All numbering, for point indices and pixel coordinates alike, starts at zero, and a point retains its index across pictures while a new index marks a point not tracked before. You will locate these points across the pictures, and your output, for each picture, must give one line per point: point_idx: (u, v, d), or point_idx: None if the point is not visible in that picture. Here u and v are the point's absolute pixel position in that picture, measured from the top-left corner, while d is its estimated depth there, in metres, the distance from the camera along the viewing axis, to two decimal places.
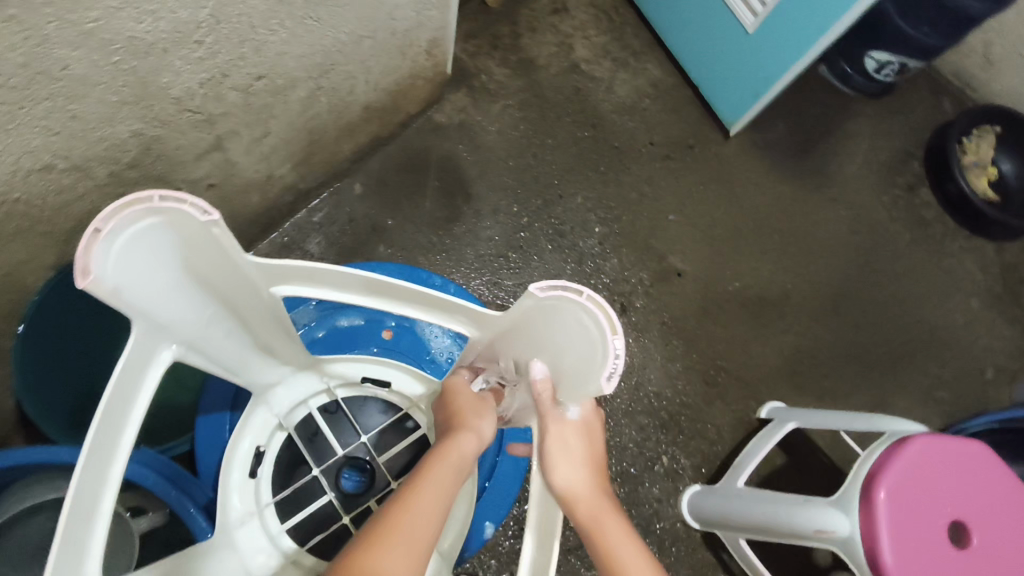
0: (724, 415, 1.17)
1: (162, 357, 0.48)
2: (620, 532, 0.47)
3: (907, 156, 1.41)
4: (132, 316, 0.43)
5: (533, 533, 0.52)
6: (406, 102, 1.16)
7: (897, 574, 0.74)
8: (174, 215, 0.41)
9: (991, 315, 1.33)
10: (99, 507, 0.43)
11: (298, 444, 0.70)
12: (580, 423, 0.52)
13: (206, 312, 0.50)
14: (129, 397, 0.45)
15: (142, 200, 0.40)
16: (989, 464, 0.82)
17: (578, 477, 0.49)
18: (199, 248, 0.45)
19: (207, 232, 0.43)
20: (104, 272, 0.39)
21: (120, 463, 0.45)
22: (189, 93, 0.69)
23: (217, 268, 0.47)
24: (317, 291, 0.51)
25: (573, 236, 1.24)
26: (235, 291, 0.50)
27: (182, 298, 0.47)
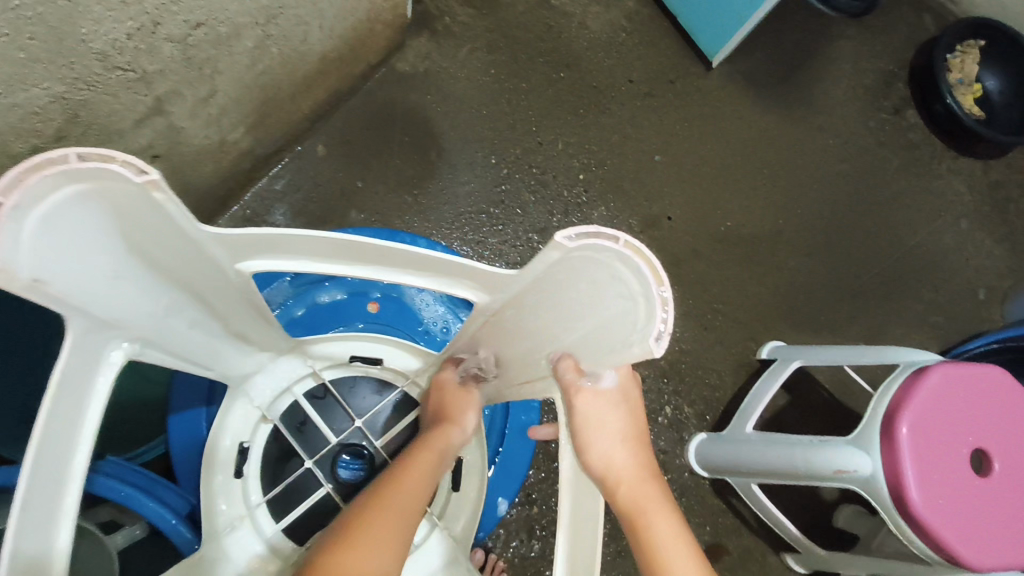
0: (724, 359, 1.14)
1: (111, 358, 0.40)
2: (663, 519, 0.46)
3: (892, 77, 1.35)
4: (63, 310, 0.35)
5: (565, 530, 0.49)
6: (365, 51, 1.06)
7: (925, 510, 0.71)
8: (101, 179, 0.33)
9: (982, 235, 1.30)
10: (54, 546, 0.35)
11: (285, 435, 0.64)
12: (619, 397, 0.50)
13: (159, 299, 0.42)
14: (76, 409, 0.37)
15: (55, 161, 0.31)
16: (1007, 388, 0.79)
17: (618, 458, 0.48)
18: (138, 219, 0.37)
19: (147, 197, 0.35)
20: (15, 256, 0.31)
21: (76, 489, 0.37)
22: (116, 47, 0.58)
23: (166, 244, 0.39)
24: (293, 265, 0.44)
25: (555, 186, 1.16)
26: (191, 271, 0.42)
27: (125, 284, 0.39)
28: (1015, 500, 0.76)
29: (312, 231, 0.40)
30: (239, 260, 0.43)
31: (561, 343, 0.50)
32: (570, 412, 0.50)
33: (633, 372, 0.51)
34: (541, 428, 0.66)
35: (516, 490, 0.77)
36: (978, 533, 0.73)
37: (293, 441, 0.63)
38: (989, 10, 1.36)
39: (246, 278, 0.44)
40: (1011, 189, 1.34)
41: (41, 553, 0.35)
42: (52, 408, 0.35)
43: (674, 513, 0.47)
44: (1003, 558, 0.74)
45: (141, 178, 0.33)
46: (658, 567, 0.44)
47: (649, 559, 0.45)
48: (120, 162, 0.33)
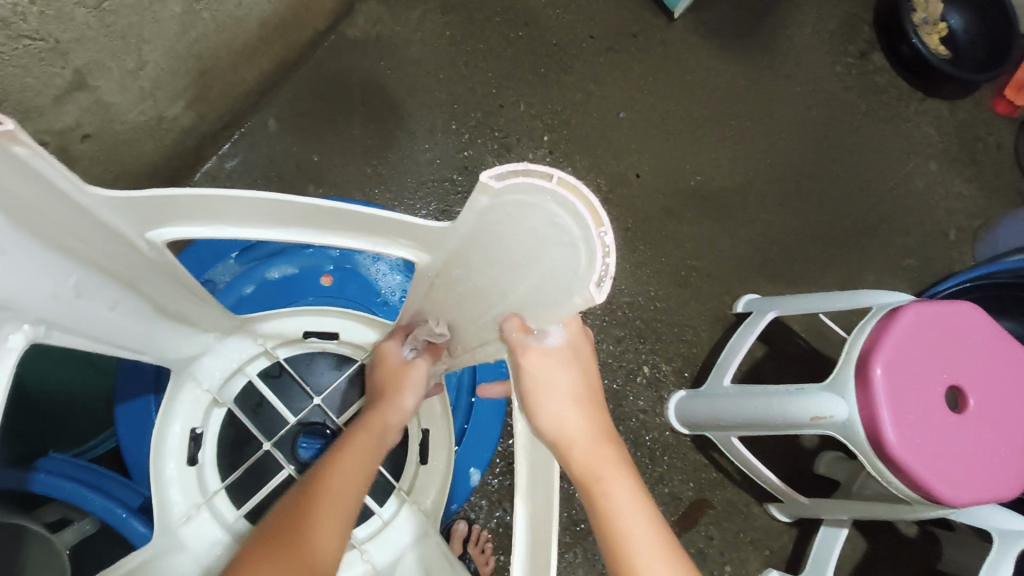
0: (700, 315, 1.13)
1: (11, 342, 0.34)
2: (620, 481, 0.45)
3: (857, 20, 1.33)
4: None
5: (524, 496, 0.47)
6: (310, 16, 1.00)
7: (901, 450, 0.71)
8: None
9: (952, 176, 1.29)
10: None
11: (240, 418, 0.62)
12: (570, 356, 0.48)
13: (64, 277, 0.38)
14: None
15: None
16: (977, 322, 0.79)
17: (570, 419, 0.47)
18: (11, 186, 0.32)
19: (7, 153, 0.31)
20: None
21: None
22: (17, 13, 0.54)
23: (52, 214, 0.35)
24: (209, 231, 0.42)
25: (520, 149, 1.13)
26: (92, 242, 0.39)
27: (16, 260, 0.34)
28: (990, 434, 0.76)
29: (243, 191, 0.38)
30: (149, 228, 0.40)
31: (508, 301, 0.47)
32: (518, 376, 0.48)
33: (583, 328, 0.49)
34: (491, 387, 0.59)
35: (488, 458, 0.75)
36: (955, 469, 0.73)
37: (249, 423, 0.61)
38: None
39: (159, 247, 0.42)
40: (979, 127, 1.33)
41: None
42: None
43: (630, 477, 0.46)
44: (981, 491, 0.74)
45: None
46: (613, 531, 0.44)
47: (605, 523, 0.44)
48: None
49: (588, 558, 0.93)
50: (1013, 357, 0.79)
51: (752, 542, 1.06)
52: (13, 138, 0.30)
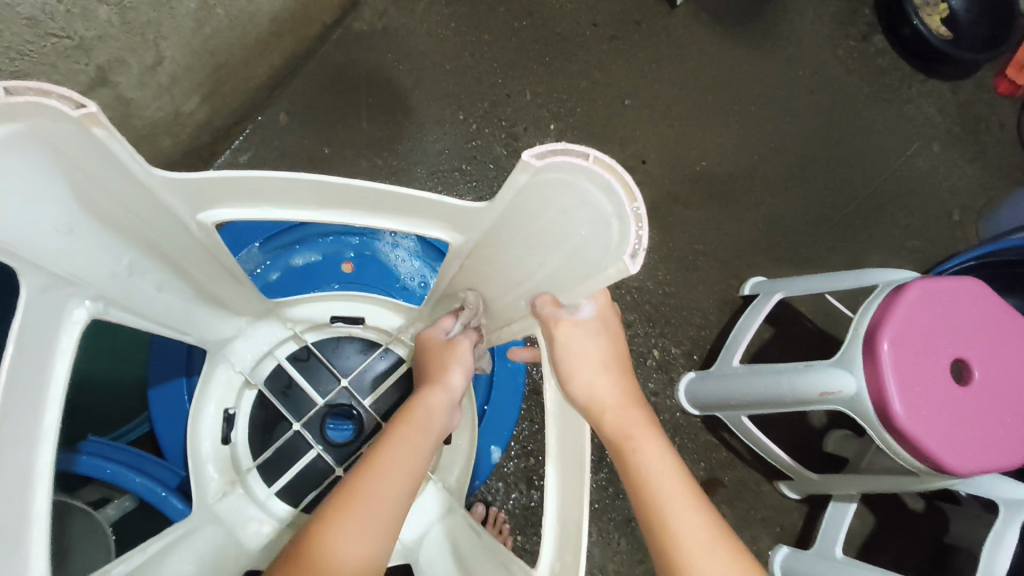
0: (708, 298, 1.15)
1: (74, 316, 0.38)
2: (650, 439, 0.49)
3: (858, 4, 1.34)
4: (18, 262, 0.34)
5: (554, 461, 0.51)
6: (318, 10, 1.02)
7: (909, 421, 0.73)
8: (36, 118, 0.32)
9: (954, 156, 1.31)
10: (31, 507, 0.33)
11: (270, 399, 0.64)
12: (601, 327, 0.52)
13: (121, 256, 0.42)
14: (42, 363, 0.35)
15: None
16: (984, 299, 0.80)
17: (600, 385, 0.51)
18: (83, 164, 0.36)
19: (88, 135, 0.34)
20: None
21: (50, 451, 0.35)
22: (45, 12, 0.56)
23: (118, 194, 0.39)
24: (257, 213, 0.44)
25: (527, 138, 1.14)
26: (148, 224, 0.42)
27: (80, 238, 0.38)
28: (995, 406, 0.78)
29: (286, 172, 0.40)
30: (200, 210, 0.43)
31: (536, 282, 0.51)
32: (551, 344, 0.51)
33: (609, 303, 0.53)
34: (520, 349, 0.65)
35: (508, 436, 0.78)
36: (961, 440, 0.75)
37: (278, 404, 0.63)
38: None
39: (209, 230, 0.44)
40: (981, 108, 1.34)
41: (14, 518, 0.32)
42: (12, 365, 0.33)
43: (658, 436, 0.49)
44: (987, 461, 0.76)
45: (79, 112, 0.32)
46: (645, 483, 0.47)
47: (636, 475, 0.47)
48: (56, 97, 0.32)
49: (603, 537, 0.95)
50: (1017, 331, 0.81)
51: (763, 519, 1.08)
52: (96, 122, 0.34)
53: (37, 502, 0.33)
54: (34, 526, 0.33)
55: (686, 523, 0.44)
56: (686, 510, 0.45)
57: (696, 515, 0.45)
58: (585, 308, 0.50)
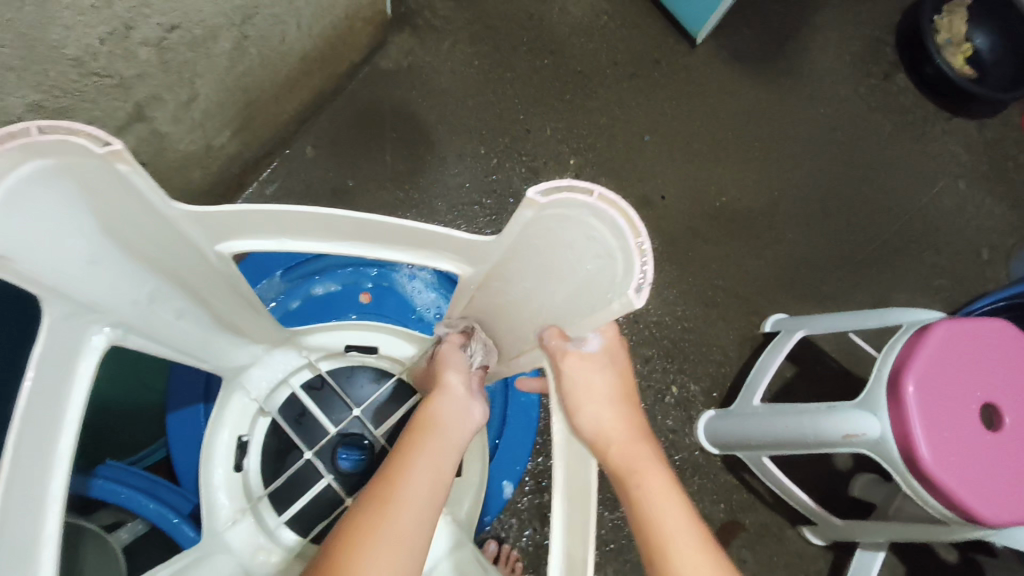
0: (729, 334, 1.13)
1: (94, 342, 0.39)
2: (655, 475, 0.48)
3: (879, 43, 1.34)
4: (40, 288, 0.35)
5: (561, 496, 0.49)
6: (347, 49, 1.06)
7: (936, 467, 0.70)
8: (66, 155, 0.33)
9: (981, 194, 1.29)
10: (42, 529, 0.34)
11: (284, 428, 0.63)
12: (608, 361, 0.52)
13: (144, 284, 0.43)
14: (60, 388, 0.36)
15: (16, 138, 0.31)
16: (1014, 342, 0.78)
17: (607, 419, 0.50)
18: (109, 197, 0.37)
19: (112, 170, 0.35)
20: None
21: (64, 472, 0.35)
22: (89, 53, 0.59)
23: (142, 226, 0.40)
24: (273, 244, 0.45)
25: (547, 172, 1.16)
26: (169, 254, 0.43)
27: (103, 268, 0.39)
28: None
29: (306, 207, 0.41)
30: (218, 240, 0.43)
31: (546, 314, 0.51)
32: (558, 378, 0.51)
33: (617, 336, 0.53)
34: (529, 379, 0.64)
35: (520, 471, 0.77)
36: (993, 488, 0.72)
37: (291, 433, 0.63)
38: None
39: (227, 261, 0.45)
40: (1009, 146, 1.33)
41: (24, 545, 0.32)
42: (32, 388, 0.34)
43: (665, 473, 0.48)
44: (1022, 511, 0.73)
45: (105, 148, 0.33)
46: (648, 521, 0.45)
47: (643, 511, 0.46)
48: (84, 136, 0.33)
49: None
50: None
51: (786, 565, 1.04)
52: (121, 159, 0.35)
53: (48, 524, 0.34)
54: (42, 556, 0.33)
55: (692, 568, 0.43)
56: (690, 551, 0.44)
57: (701, 560, 0.43)
58: (592, 343, 0.50)
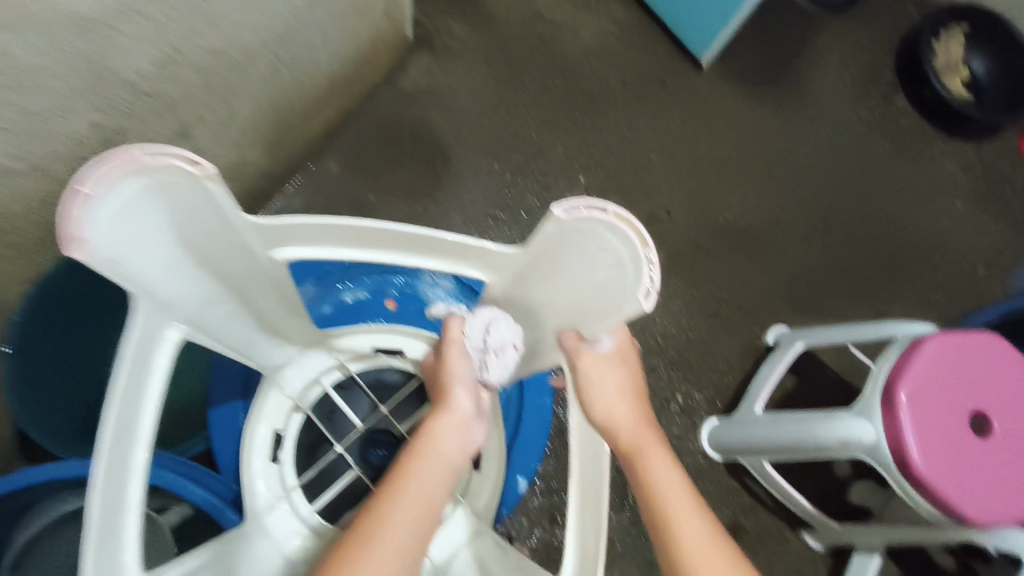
0: (732, 345, 1.18)
1: (168, 335, 0.45)
2: (660, 456, 0.53)
3: (878, 66, 1.39)
4: (129, 289, 0.40)
5: (576, 488, 0.55)
6: (370, 70, 1.11)
7: (927, 471, 0.74)
8: (164, 175, 0.39)
9: (977, 213, 1.34)
10: (127, 498, 0.41)
11: (316, 423, 0.68)
12: (622, 360, 0.57)
13: (207, 287, 0.48)
14: (143, 378, 0.43)
15: (128, 160, 0.37)
16: (1003, 354, 0.82)
17: (618, 409, 0.55)
18: (191, 208, 0.42)
19: (201, 188, 0.40)
20: (97, 235, 0.36)
21: (145, 451, 0.43)
22: (144, 77, 0.64)
23: (214, 236, 0.45)
24: (321, 252, 0.50)
25: (558, 188, 1.21)
26: (231, 260, 0.48)
27: (178, 272, 0.44)
28: (1017, 459, 0.79)
29: (354, 220, 0.47)
30: (274, 246, 0.49)
31: (562, 318, 0.56)
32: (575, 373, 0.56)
33: (627, 336, 0.58)
34: None
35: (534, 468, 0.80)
36: (981, 492, 0.76)
37: (322, 428, 0.68)
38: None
39: (280, 266, 0.51)
40: (1004, 167, 1.38)
41: (115, 510, 0.40)
42: (123, 381, 0.40)
43: (668, 454, 0.53)
44: (1008, 514, 0.77)
45: (197, 169, 0.39)
46: (652, 495, 0.51)
47: (648, 493, 0.51)
48: (181, 159, 0.39)
49: None
50: None
51: (787, 569, 1.07)
52: (211, 180, 0.40)
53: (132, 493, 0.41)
54: (128, 517, 0.41)
55: (691, 536, 0.48)
56: (690, 520, 0.49)
57: (699, 529, 0.49)
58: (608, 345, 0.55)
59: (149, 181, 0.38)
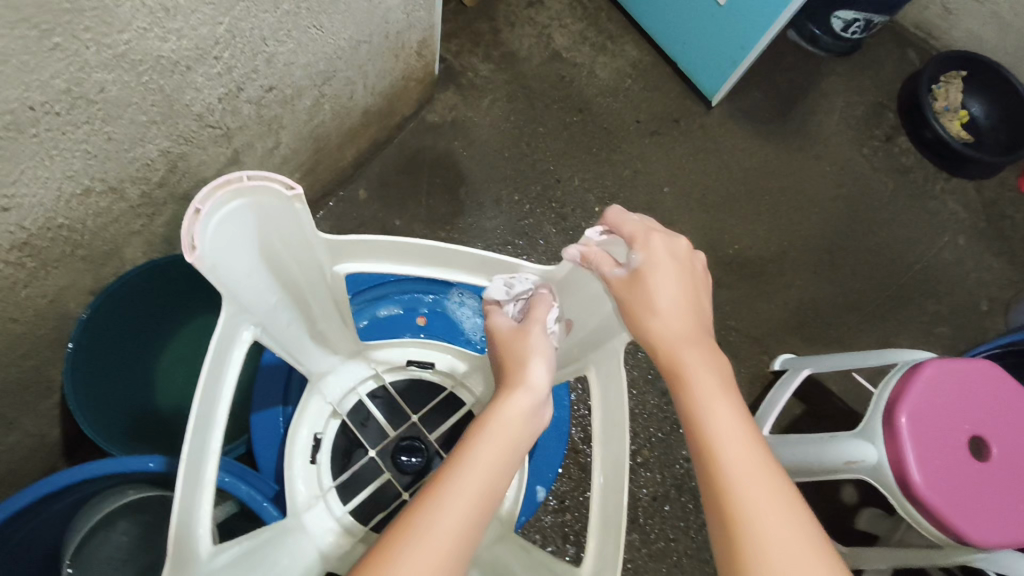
0: (740, 372, 1.22)
1: (244, 336, 0.52)
2: (702, 374, 0.48)
3: (881, 108, 1.46)
4: (221, 295, 0.47)
5: (600, 468, 0.60)
6: (400, 105, 1.19)
7: (929, 491, 0.78)
8: (261, 195, 0.47)
9: (980, 249, 1.38)
10: (205, 476, 0.49)
11: (352, 429, 0.74)
12: (667, 261, 0.54)
13: (277, 296, 0.55)
14: (221, 373, 0.50)
15: (234, 182, 0.45)
16: (1000, 380, 0.86)
17: (665, 326, 0.51)
18: (275, 223, 0.49)
19: (289, 207, 0.48)
20: (205, 248, 0.44)
21: (218, 435, 0.50)
22: (210, 110, 0.71)
23: (291, 249, 0.53)
24: (374, 267, 0.58)
25: (575, 218, 1.27)
26: (300, 272, 0.55)
27: (258, 282, 0.51)
28: (1015, 481, 0.82)
29: (405, 238, 0.55)
30: (338, 261, 0.57)
31: (587, 331, 0.62)
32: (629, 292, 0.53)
33: (689, 257, 0.55)
34: None
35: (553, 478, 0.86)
36: (981, 513, 0.79)
37: (358, 433, 0.74)
38: (968, 44, 1.49)
39: (339, 280, 0.58)
40: (1005, 206, 1.43)
41: (196, 484, 0.48)
42: (209, 372, 0.48)
43: (713, 373, 0.48)
44: (1008, 534, 0.80)
45: (291, 192, 0.47)
46: (697, 418, 0.45)
47: (700, 425, 0.45)
48: (277, 181, 0.47)
49: None
50: None
51: None
52: (298, 201, 0.48)
53: (208, 473, 0.49)
54: (203, 490, 0.49)
55: (741, 455, 0.43)
56: (739, 443, 0.43)
57: (752, 452, 0.43)
58: (637, 259, 0.53)
59: (248, 200, 0.46)
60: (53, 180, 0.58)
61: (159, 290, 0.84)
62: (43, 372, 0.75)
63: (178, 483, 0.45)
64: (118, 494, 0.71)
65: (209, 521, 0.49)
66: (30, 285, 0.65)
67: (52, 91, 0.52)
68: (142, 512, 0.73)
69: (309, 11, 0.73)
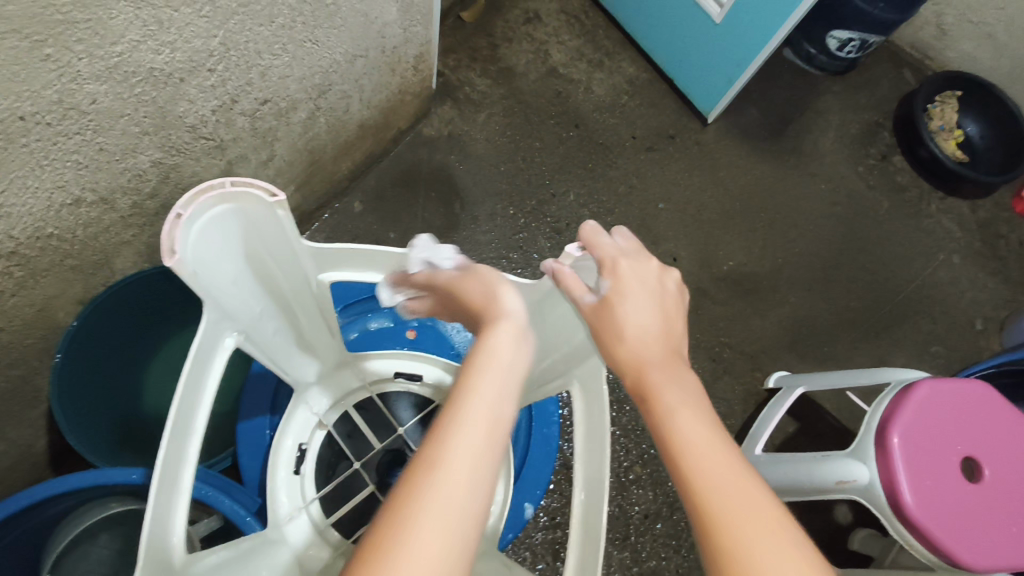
0: (734, 388, 1.21)
1: (227, 342, 0.52)
2: (670, 390, 0.48)
3: (877, 127, 1.47)
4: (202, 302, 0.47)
5: (581, 486, 0.60)
6: (397, 118, 1.20)
7: (919, 513, 0.77)
8: (242, 200, 0.47)
9: (974, 269, 1.38)
10: (181, 483, 0.49)
11: (338, 441, 0.75)
12: (639, 286, 0.54)
13: (260, 303, 0.55)
14: (201, 381, 0.49)
15: (215, 188, 0.45)
16: (992, 402, 0.85)
17: (636, 349, 0.51)
18: (259, 231, 0.50)
19: (272, 214, 0.48)
20: (186, 253, 0.44)
21: (195, 442, 0.50)
22: (203, 121, 0.71)
23: (274, 254, 0.52)
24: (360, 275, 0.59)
25: (570, 232, 1.27)
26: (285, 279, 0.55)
27: (241, 289, 0.51)
28: (1007, 505, 0.81)
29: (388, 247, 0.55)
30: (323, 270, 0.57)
31: (573, 345, 0.62)
32: (602, 315, 0.53)
33: (664, 278, 0.56)
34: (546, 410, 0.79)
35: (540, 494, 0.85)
36: (973, 537, 0.78)
37: (343, 445, 0.74)
38: (963, 64, 1.50)
39: (325, 288, 0.59)
40: (1000, 226, 1.43)
41: (170, 491, 0.48)
42: (186, 378, 0.47)
43: (684, 389, 0.48)
44: (1001, 559, 0.79)
45: (272, 199, 0.47)
46: (667, 436, 0.45)
47: (670, 443, 0.44)
48: (258, 187, 0.47)
49: None
50: None
51: None
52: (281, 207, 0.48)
53: (184, 481, 0.49)
54: (179, 497, 0.49)
55: (709, 468, 0.42)
56: (708, 457, 0.43)
57: (721, 463, 0.42)
58: (606, 286, 0.54)
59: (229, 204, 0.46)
60: (44, 190, 0.59)
61: (149, 300, 0.83)
62: (31, 382, 0.75)
63: (152, 492, 0.45)
64: (100, 507, 0.70)
65: (183, 529, 0.49)
66: (18, 294, 0.65)
67: (43, 102, 0.52)
68: (126, 524, 0.72)
69: (304, 26, 0.74)
